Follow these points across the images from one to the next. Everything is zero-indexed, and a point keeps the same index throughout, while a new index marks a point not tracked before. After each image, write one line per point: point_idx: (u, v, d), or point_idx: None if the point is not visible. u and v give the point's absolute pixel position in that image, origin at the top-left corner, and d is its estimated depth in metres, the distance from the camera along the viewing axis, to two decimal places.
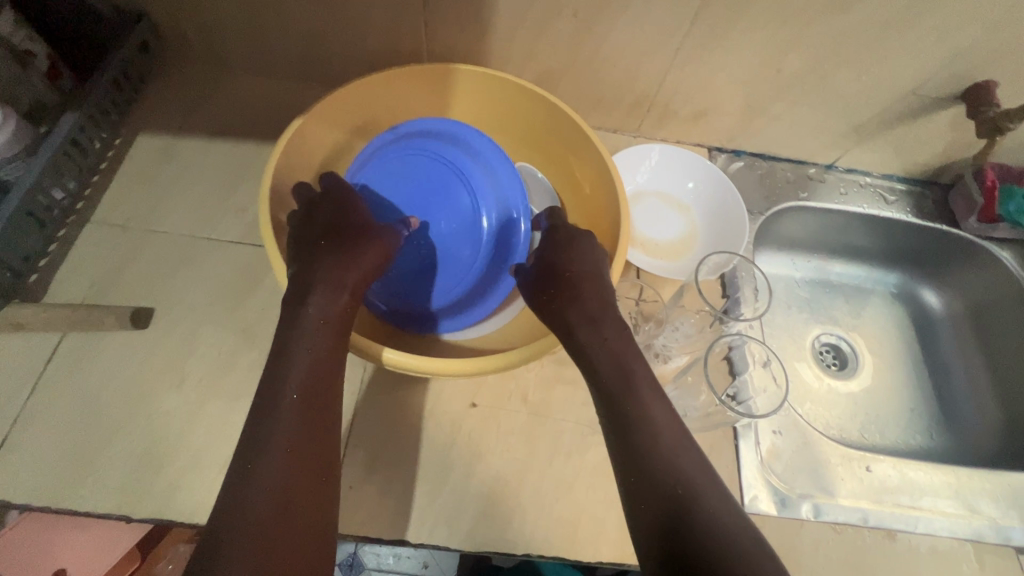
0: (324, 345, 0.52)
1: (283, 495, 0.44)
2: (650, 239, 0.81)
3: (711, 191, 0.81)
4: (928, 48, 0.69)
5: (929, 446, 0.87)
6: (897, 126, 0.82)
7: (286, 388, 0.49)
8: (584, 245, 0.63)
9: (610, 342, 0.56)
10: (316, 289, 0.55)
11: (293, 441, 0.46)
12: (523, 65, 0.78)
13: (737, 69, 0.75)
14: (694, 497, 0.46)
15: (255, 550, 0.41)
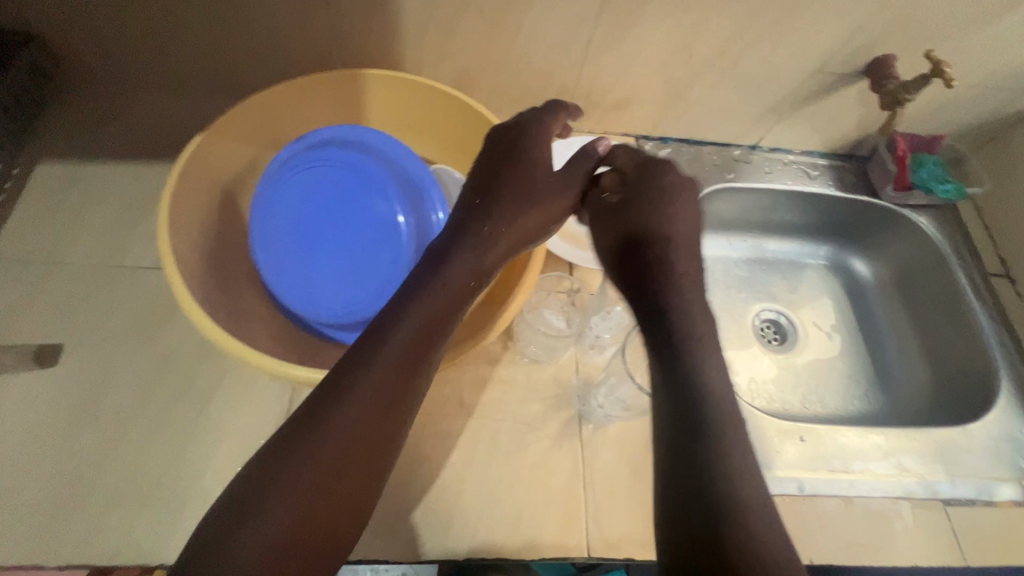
0: (438, 306, 0.53)
1: (348, 447, 0.45)
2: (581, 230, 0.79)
3: None
4: (826, 27, 0.71)
5: (868, 410, 0.89)
6: (810, 103, 0.84)
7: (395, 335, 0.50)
8: (679, 201, 0.62)
9: (687, 297, 0.56)
10: (461, 242, 0.58)
11: (375, 395, 0.47)
12: (439, 66, 0.77)
13: (649, 57, 0.76)
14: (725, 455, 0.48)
15: (302, 483, 0.44)
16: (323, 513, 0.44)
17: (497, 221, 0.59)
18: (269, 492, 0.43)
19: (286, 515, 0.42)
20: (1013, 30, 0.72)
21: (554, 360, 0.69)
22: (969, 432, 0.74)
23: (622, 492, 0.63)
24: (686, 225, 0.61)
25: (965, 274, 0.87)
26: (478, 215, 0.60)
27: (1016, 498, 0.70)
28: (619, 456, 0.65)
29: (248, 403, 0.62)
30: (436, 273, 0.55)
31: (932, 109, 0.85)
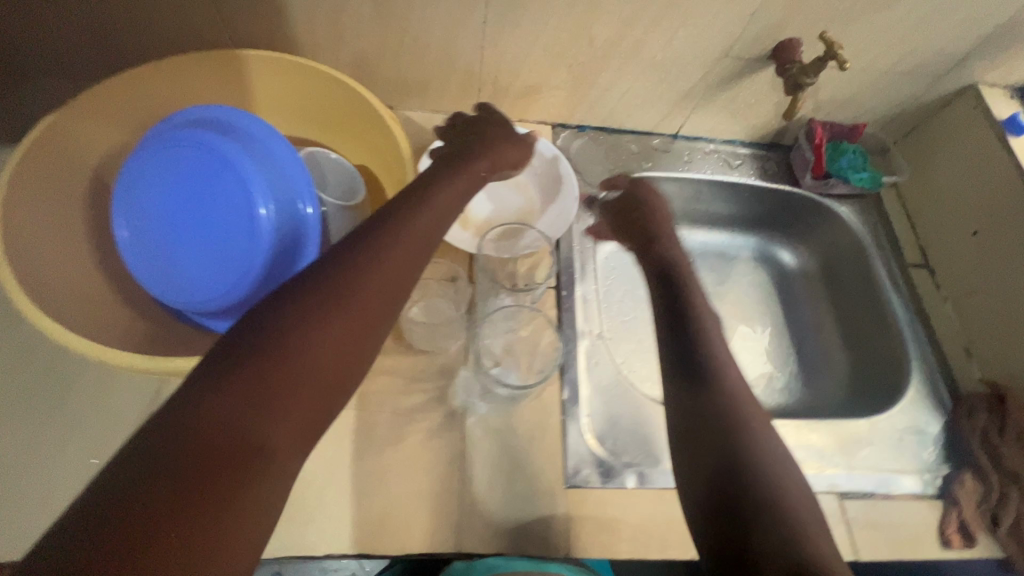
0: (432, 211, 0.54)
1: (318, 368, 0.42)
2: (484, 219, 0.78)
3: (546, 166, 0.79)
4: (724, 10, 0.69)
5: (788, 404, 0.86)
6: (724, 90, 0.82)
7: (398, 229, 0.50)
8: (653, 195, 0.74)
9: (688, 282, 0.64)
10: (455, 186, 0.58)
11: (373, 276, 0.46)
12: (335, 50, 0.74)
13: (549, 41, 0.74)
14: (733, 403, 0.52)
15: (286, 354, 0.41)
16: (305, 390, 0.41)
17: (486, 154, 0.65)
18: (247, 361, 0.40)
19: (255, 403, 0.39)
20: (915, 12, 0.70)
21: (443, 351, 0.67)
22: (873, 424, 0.72)
23: (499, 486, 0.61)
24: (667, 225, 0.72)
25: (891, 262, 0.86)
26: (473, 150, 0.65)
27: (916, 491, 0.68)
28: (502, 450, 0.63)
29: (107, 396, 0.59)
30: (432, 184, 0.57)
31: (847, 96, 0.84)
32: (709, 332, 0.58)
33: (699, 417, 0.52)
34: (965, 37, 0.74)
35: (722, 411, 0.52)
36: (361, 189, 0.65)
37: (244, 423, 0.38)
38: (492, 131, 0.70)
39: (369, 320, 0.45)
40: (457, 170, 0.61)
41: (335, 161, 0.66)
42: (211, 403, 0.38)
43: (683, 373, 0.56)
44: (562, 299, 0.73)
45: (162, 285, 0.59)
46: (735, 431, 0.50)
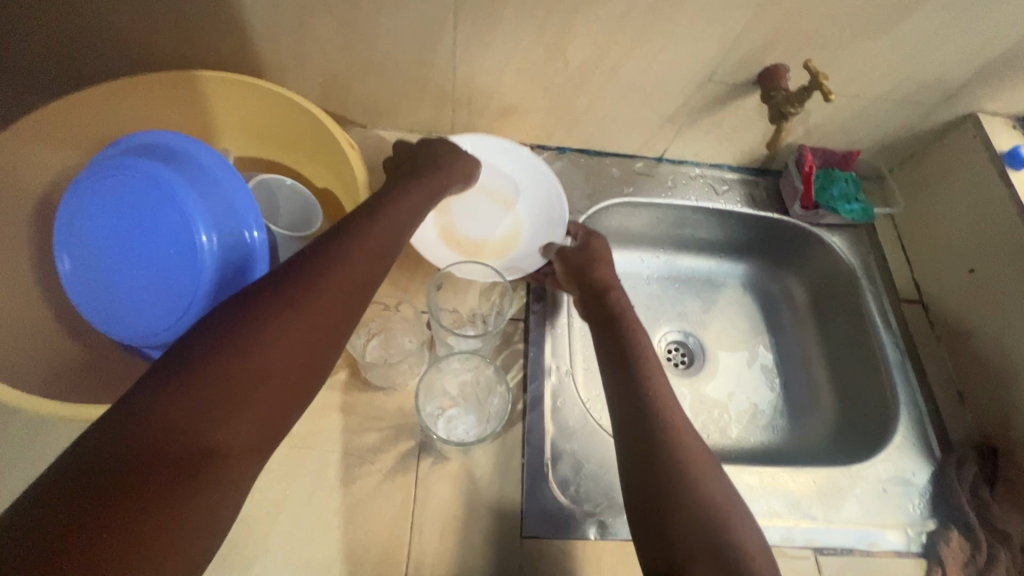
0: (380, 238, 0.52)
1: (270, 372, 0.40)
2: (465, 235, 0.77)
3: (543, 198, 0.77)
4: (703, 34, 0.66)
5: (771, 442, 0.82)
6: (708, 114, 0.78)
7: (343, 257, 0.48)
8: (596, 240, 0.71)
9: (636, 336, 0.61)
10: (392, 211, 0.56)
11: (315, 307, 0.44)
12: (302, 70, 0.72)
13: (522, 62, 0.71)
14: (679, 455, 0.50)
15: (220, 389, 0.37)
16: (242, 428, 0.38)
17: (435, 176, 0.65)
18: (172, 396, 0.36)
19: (180, 438, 0.35)
20: (908, 39, 0.66)
21: (402, 387, 0.65)
22: (855, 473, 0.68)
23: (452, 534, 0.58)
24: (612, 268, 0.68)
25: (882, 295, 0.82)
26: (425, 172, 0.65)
27: (899, 547, 0.64)
28: (458, 496, 0.60)
29: (52, 429, 0.57)
30: (379, 210, 0.55)
31: (839, 123, 0.80)
32: (656, 383, 0.56)
33: (639, 468, 0.50)
34: (965, 65, 0.69)
35: (665, 467, 0.49)
36: (320, 216, 0.62)
37: (172, 459, 0.34)
38: (438, 153, 0.68)
39: (323, 326, 0.44)
40: (396, 198, 0.58)
41: (286, 189, 0.63)
42: (154, 404, 0.36)
43: (629, 419, 0.54)
44: (528, 332, 0.70)
45: (107, 317, 0.57)
46: (677, 486, 0.48)
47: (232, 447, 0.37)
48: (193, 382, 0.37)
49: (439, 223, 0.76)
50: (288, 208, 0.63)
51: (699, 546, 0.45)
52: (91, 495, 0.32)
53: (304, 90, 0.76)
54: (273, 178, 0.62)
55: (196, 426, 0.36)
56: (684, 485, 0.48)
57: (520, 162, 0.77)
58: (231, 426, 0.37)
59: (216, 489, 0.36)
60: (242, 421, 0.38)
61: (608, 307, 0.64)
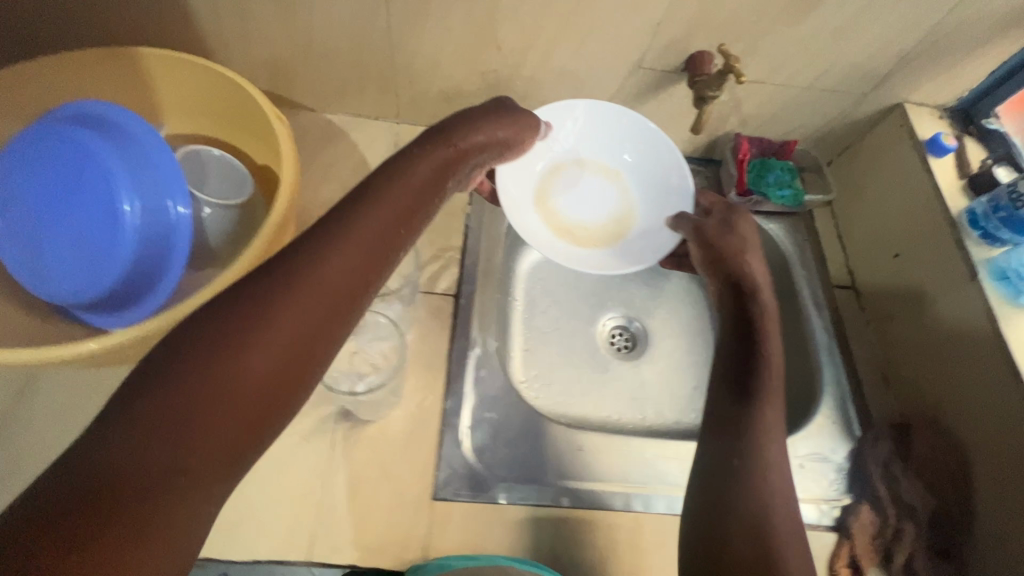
0: (380, 229, 0.47)
1: (252, 397, 0.39)
2: (574, 220, 0.79)
3: (659, 174, 0.79)
4: (626, 21, 0.68)
5: None
6: (644, 101, 0.81)
7: (333, 256, 0.44)
8: (742, 227, 0.71)
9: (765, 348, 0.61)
10: (394, 194, 0.50)
11: (301, 315, 0.41)
12: (245, 51, 0.75)
13: (456, 46, 0.73)
14: (761, 449, 0.54)
15: (191, 407, 0.37)
16: (217, 441, 0.38)
17: (458, 143, 0.57)
18: (141, 416, 0.36)
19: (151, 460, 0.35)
20: (826, 28, 0.68)
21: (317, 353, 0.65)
22: None
23: (364, 495, 0.60)
24: (758, 261, 0.69)
25: (816, 280, 0.82)
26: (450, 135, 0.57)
27: (812, 521, 0.65)
28: (373, 459, 0.62)
29: None
30: (385, 193, 0.49)
31: (772, 112, 0.82)
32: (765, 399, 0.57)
33: (721, 446, 0.55)
34: (885, 55, 0.72)
35: (745, 448, 0.53)
36: (251, 185, 0.65)
37: (142, 481, 0.35)
38: (474, 113, 0.60)
39: (310, 347, 0.42)
40: (399, 177, 0.51)
41: (216, 160, 0.65)
42: (129, 419, 0.36)
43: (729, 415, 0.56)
44: (458, 306, 0.72)
45: (33, 276, 0.59)
46: (745, 481, 0.52)
47: (199, 461, 0.37)
48: (159, 404, 0.36)
49: (543, 213, 0.79)
50: (218, 179, 0.66)
51: (746, 537, 0.49)
52: (61, 516, 0.33)
53: (251, 72, 0.78)
54: (202, 150, 0.65)
55: (170, 442, 0.36)
56: (751, 497, 0.51)
57: (643, 138, 0.78)
58: (201, 443, 0.37)
59: (190, 503, 0.36)
60: (213, 437, 0.37)
61: (746, 310, 0.65)
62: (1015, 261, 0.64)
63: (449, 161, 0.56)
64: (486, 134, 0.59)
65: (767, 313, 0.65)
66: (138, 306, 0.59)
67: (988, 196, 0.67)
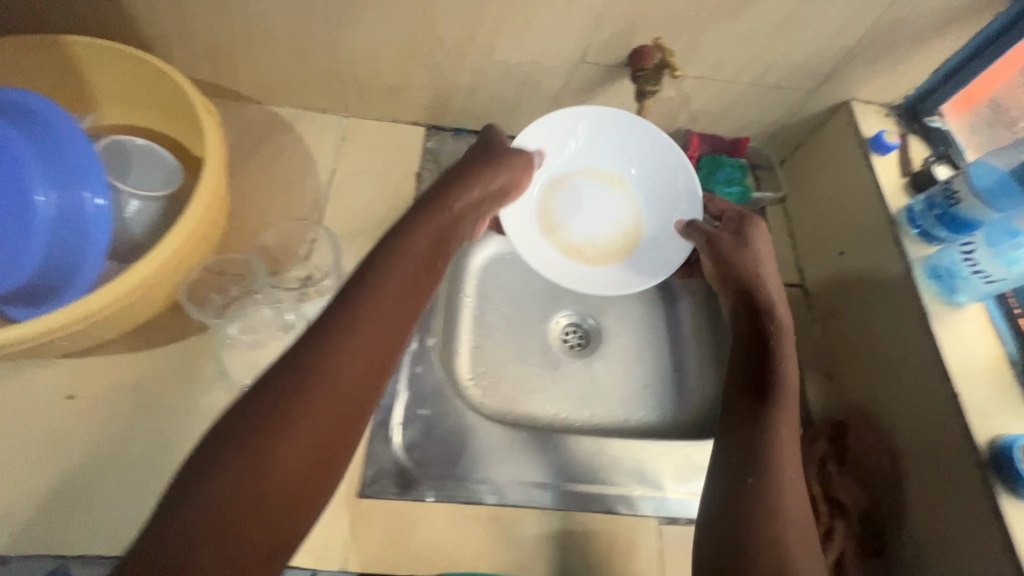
0: (394, 303, 0.52)
1: (295, 475, 0.43)
2: (583, 236, 0.77)
3: (664, 178, 0.77)
4: (566, 14, 0.68)
5: (652, 422, 0.85)
6: (592, 96, 0.80)
7: (355, 338, 0.49)
8: (755, 243, 0.71)
9: (779, 367, 0.62)
10: (399, 266, 0.54)
11: (335, 397, 0.46)
12: (184, 41, 0.73)
13: (398, 39, 0.72)
14: (771, 474, 0.55)
15: (245, 492, 0.41)
16: (270, 522, 0.42)
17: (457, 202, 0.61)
18: (198, 504, 0.40)
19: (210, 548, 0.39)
20: (766, 24, 0.68)
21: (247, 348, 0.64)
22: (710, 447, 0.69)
23: None
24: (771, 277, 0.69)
25: None
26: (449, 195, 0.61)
27: None
28: None
29: None
30: (391, 265, 0.54)
31: (720, 109, 0.81)
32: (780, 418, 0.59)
33: (733, 472, 0.56)
34: (828, 52, 0.71)
35: (761, 475, 0.55)
36: (180, 176, 0.64)
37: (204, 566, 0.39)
38: (464, 167, 0.64)
39: (344, 423, 0.46)
40: (400, 247, 0.56)
41: (142, 150, 0.64)
42: (190, 511, 0.40)
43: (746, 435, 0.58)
44: None
45: None
46: (756, 507, 0.53)
47: (257, 543, 0.41)
48: (212, 497, 0.41)
49: (551, 233, 0.77)
50: (143, 169, 0.65)
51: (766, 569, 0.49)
52: None
53: (190, 62, 0.77)
54: (124, 140, 0.64)
55: (231, 528, 0.40)
56: (767, 513, 0.52)
57: (646, 141, 0.76)
58: (257, 525, 0.41)
59: None
60: (267, 518, 0.42)
61: (762, 328, 0.66)
62: (948, 258, 0.63)
63: (448, 224, 0.60)
64: (482, 187, 0.63)
65: (782, 328, 0.66)
66: (58, 298, 0.58)
67: (925, 195, 0.67)
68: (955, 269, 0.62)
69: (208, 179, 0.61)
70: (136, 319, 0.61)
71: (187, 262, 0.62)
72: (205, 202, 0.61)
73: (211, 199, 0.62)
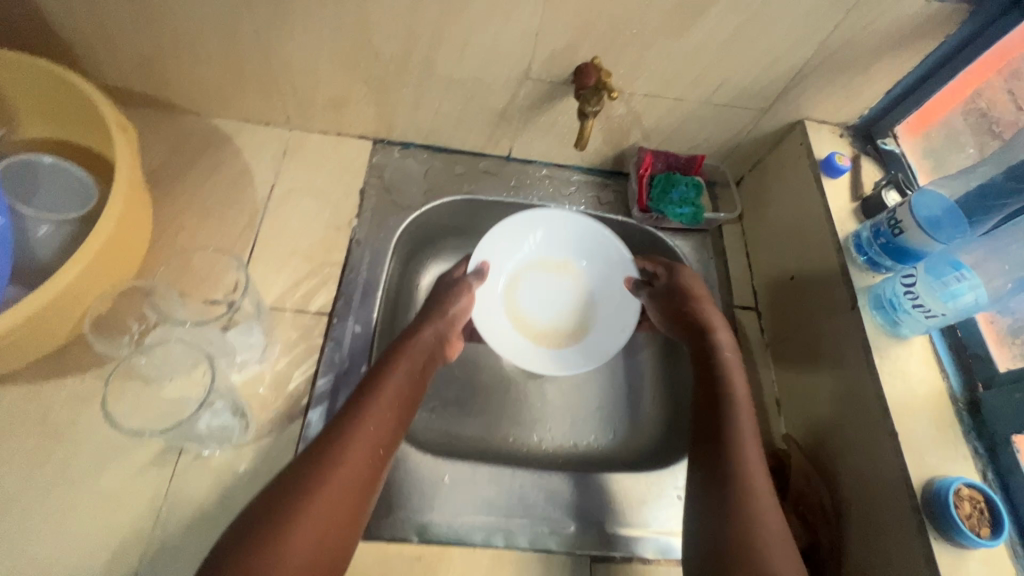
0: (391, 413, 0.60)
1: (301, 562, 0.47)
2: (546, 322, 0.83)
3: (605, 272, 0.84)
4: (504, 29, 0.65)
5: (604, 446, 0.82)
6: (540, 113, 0.77)
7: (357, 443, 0.55)
8: (688, 274, 0.76)
9: (729, 389, 0.65)
10: (394, 380, 0.62)
11: (340, 495, 0.52)
12: (111, 53, 0.70)
13: (333, 52, 0.70)
14: (740, 481, 0.55)
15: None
16: None
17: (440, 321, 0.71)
18: None
19: None
20: (711, 42, 0.66)
21: (153, 383, 0.61)
22: (652, 479, 0.67)
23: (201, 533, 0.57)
24: (709, 301, 0.73)
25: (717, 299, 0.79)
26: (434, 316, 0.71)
27: None
28: (214, 492, 0.58)
29: None
30: (386, 377, 0.62)
31: (674, 127, 0.79)
32: (741, 430, 0.60)
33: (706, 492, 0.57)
34: (778, 72, 0.69)
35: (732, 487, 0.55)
36: (95, 194, 0.62)
37: None
38: (444, 288, 0.75)
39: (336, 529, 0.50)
40: (395, 363, 0.64)
41: (48, 169, 0.61)
42: None
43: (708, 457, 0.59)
44: (331, 327, 0.69)
45: None
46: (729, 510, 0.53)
47: None
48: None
49: (519, 327, 0.82)
50: (53, 186, 0.62)
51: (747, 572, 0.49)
52: None
53: (121, 73, 0.74)
54: (30, 158, 0.60)
55: None
56: (740, 522, 0.52)
57: (586, 239, 0.83)
58: None
59: None
60: None
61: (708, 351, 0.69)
62: (890, 289, 0.61)
63: (434, 345, 0.69)
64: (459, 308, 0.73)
65: (726, 349, 0.69)
66: None
67: (871, 222, 0.65)
68: (896, 300, 0.60)
69: (117, 199, 0.58)
70: (43, 349, 0.58)
71: (97, 288, 0.59)
72: (111, 224, 0.58)
73: (119, 221, 0.59)
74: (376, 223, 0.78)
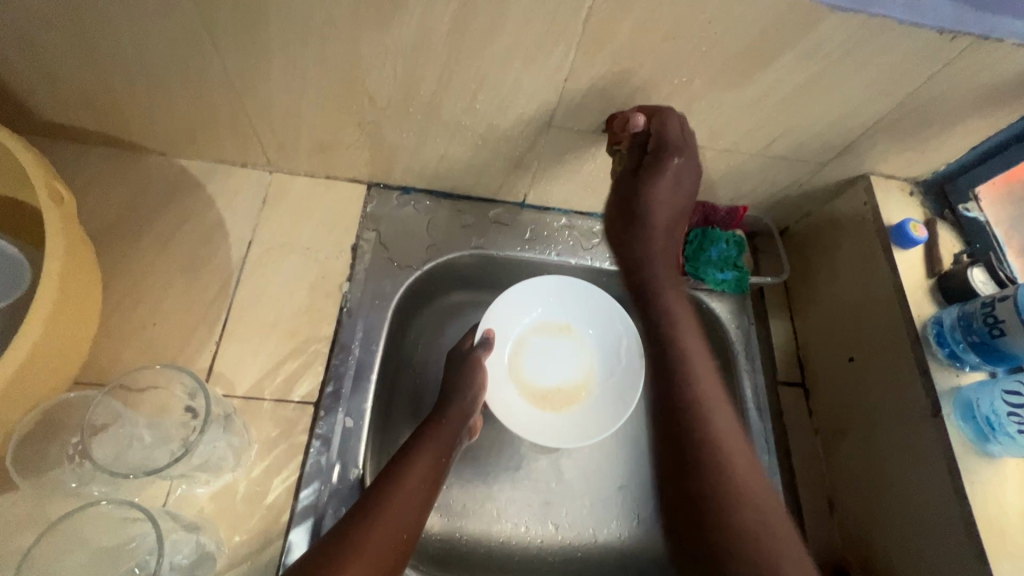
0: (411, 506, 0.53)
1: None
2: (551, 384, 0.75)
3: (610, 336, 0.76)
4: (526, 73, 0.54)
5: (627, 536, 0.73)
6: (564, 161, 0.66)
7: (372, 538, 0.49)
8: (652, 171, 0.56)
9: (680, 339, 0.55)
10: (417, 466, 0.56)
11: None
12: (50, 90, 0.58)
13: (318, 94, 0.58)
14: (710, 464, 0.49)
15: None
16: None
17: (467, 393, 0.64)
18: None
19: None
20: (774, 93, 0.54)
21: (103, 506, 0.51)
22: None
23: None
24: (663, 209, 0.57)
25: (762, 378, 0.69)
26: (458, 391, 0.64)
27: None
28: None
29: None
30: (404, 466, 0.56)
31: (717, 178, 0.68)
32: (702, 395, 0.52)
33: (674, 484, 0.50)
34: (849, 124, 0.58)
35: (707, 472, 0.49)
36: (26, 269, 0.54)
37: None
38: (455, 366, 0.68)
39: None
40: (417, 447, 0.58)
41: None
42: None
43: (672, 447, 0.51)
44: (317, 420, 0.59)
45: None
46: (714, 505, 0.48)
47: None
48: None
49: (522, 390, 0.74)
50: None
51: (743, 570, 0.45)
52: None
53: (65, 109, 0.61)
54: None
55: None
56: (725, 511, 0.47)
57: (592, 306, 0.76)
58: None
59: None
60: None
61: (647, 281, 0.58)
62: (987, 404, 0.51)
63: (459, 428, 0.62)
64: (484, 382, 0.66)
65: (663, 278, 0.58)
66: None
67: (958, 308, 0.56)
68: (995, 420, 0.50)
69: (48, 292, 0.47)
70: None
71: (27, 398, 0.48)
72: (41, 324, 0.47)
73: (47, 316, 0.48)
74: (371, 288, 0.67)
